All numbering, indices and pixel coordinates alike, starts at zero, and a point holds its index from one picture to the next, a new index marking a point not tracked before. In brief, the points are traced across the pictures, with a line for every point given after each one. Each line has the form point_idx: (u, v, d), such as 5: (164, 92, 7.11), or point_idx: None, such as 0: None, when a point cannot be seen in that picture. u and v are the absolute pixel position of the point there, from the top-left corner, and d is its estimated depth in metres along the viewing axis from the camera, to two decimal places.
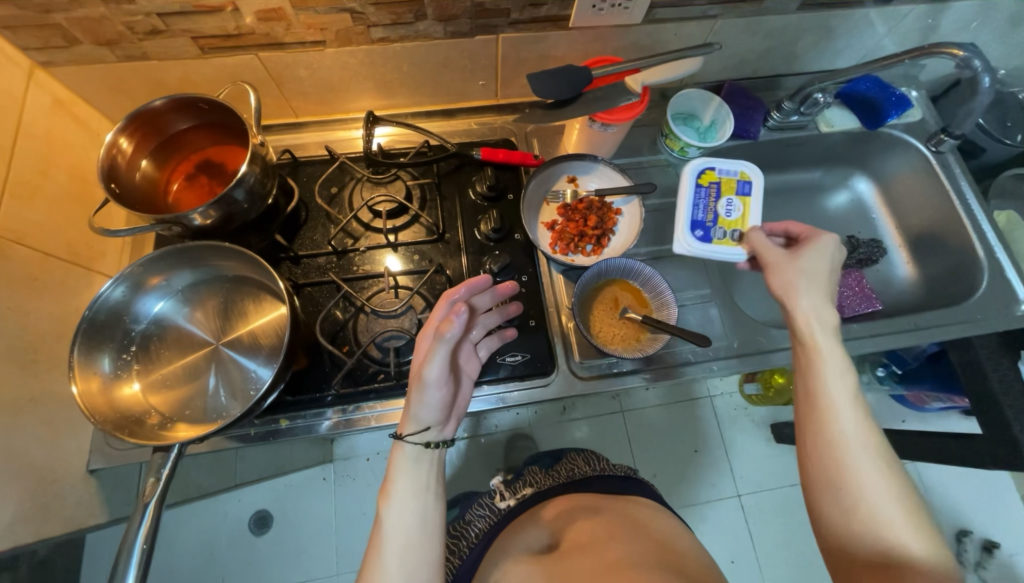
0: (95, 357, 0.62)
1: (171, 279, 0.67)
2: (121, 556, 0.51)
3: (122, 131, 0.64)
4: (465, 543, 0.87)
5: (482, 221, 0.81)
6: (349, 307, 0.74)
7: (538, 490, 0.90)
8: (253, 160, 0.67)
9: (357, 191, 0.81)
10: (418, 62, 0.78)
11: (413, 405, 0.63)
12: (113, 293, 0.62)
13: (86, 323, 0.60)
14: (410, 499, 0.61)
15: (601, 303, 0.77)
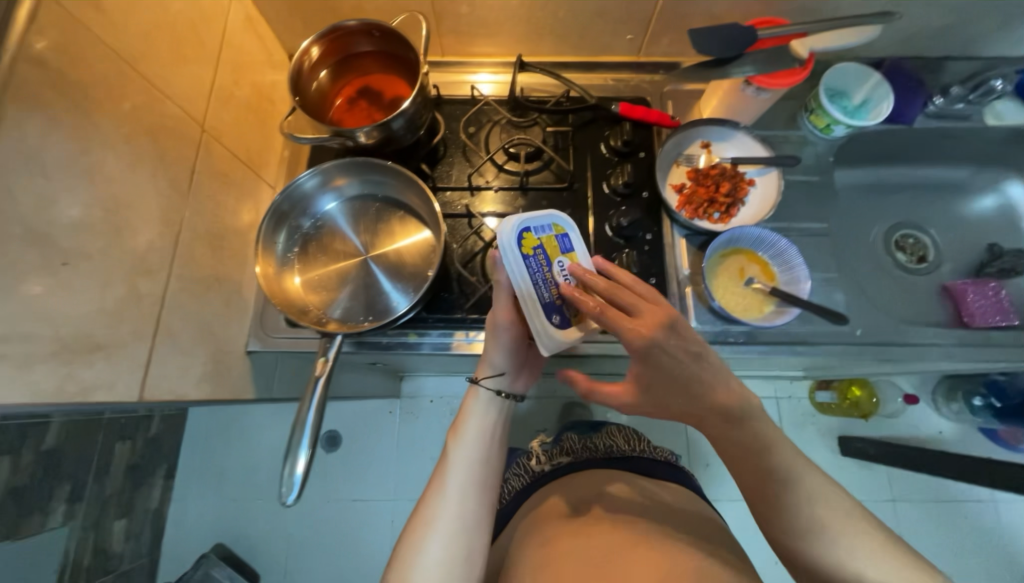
0: (272, 242, 0.71)
1: (342, 188, 0.75)
2: (298, 425, 0.59)
3: (309, 46, 0.70)
4: (503, 496, 0.97)
5: (613, 175, 0.82)
6: (479, 241, 0.79)
7: (573, 460, 0.93)
8: (420, 90, 0.71)
9: (494, 133, 0.85)
10: (574, 9, 0.79)
11: (488, 353, 0.72)
12: (304, 183, 0.72)
13: (275, 208, 0.70)
14: (475, 441, 0.71)
15: (726, 271, 0.77)
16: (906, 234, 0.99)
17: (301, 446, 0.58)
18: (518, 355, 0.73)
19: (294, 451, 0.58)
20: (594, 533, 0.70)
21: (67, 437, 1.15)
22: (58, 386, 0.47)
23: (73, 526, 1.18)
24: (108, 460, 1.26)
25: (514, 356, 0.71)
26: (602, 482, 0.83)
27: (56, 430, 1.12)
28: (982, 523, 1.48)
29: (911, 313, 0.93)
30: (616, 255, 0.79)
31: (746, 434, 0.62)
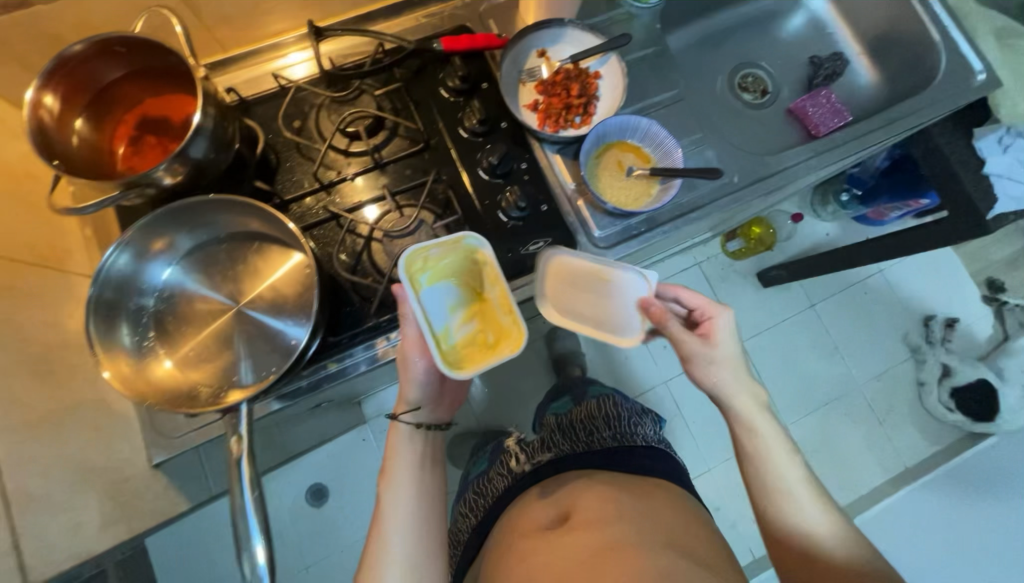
0: (114, 336, 0.59)
1: (173, 244, 0.63)
2: (236, 513, 0.52)
3: (40, 90, 0.55)
4: (486, 497, 1.01)
5: (465, 118, 0.77)
6: (357, 239, 0.71)
7: (554, 460, 0.94)
8: (206, 99, 0.60)
9: (323, 118, 0.75)
10: None
11: (404, 390, 0.72)
12: (116, 262, 0.58)
13: (94, 301, 0.57)
14: (409, 479, 0.72)
15: (606, 170, 0.76)
16: (746, 73, 1.05)
17: (251, 536, 0.51)
18: (432, 393, 0.74)
19: (245, 543, 0.51)
20: (564, 540, 0.72)
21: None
22: None
23: None
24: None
25: (429, 396, 0.73)
26: (574, 492, 0.83)
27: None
28: (879, 292, 1.75)
29: (772, 144, 1.01)
30: (501, 197, 0.75)
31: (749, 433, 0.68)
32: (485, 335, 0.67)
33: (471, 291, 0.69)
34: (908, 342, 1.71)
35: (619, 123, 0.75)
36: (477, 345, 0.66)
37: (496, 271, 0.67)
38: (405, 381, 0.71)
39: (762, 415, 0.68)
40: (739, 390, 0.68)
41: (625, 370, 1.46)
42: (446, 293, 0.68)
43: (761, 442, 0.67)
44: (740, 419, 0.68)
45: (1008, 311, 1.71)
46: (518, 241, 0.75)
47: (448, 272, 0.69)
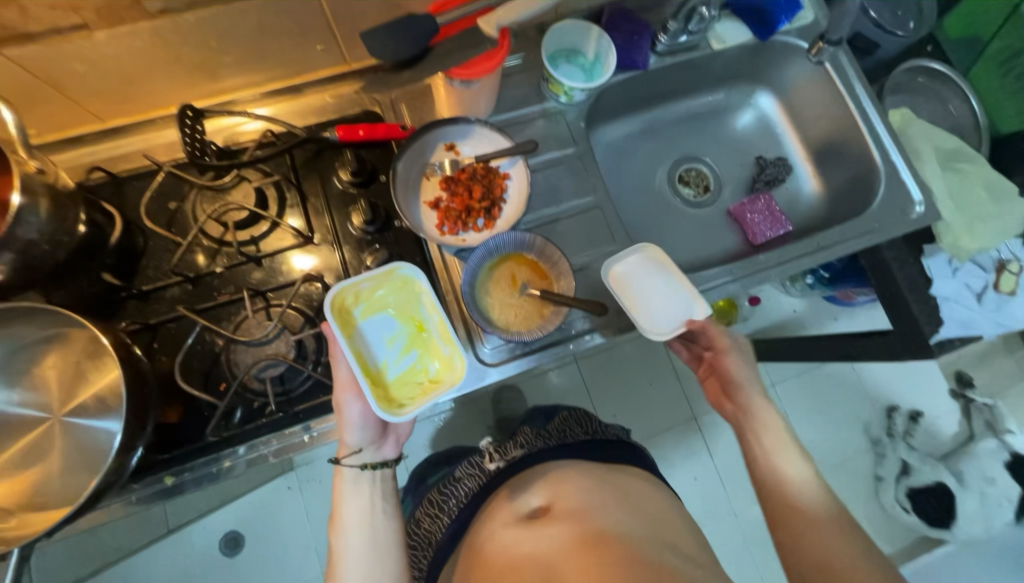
0: None
1: None
2: None
3: None
4: (453, 502, 0.82)
5: (354, 213, 0.72)
6: (216, 338, 0.66)
7: (530, 453, 0.80)
8: (30, 190, 0.55)
9: (199, 203, 0.70)
10: (228, 35, 0.64)
11: (343, 434, 0.66)
12: None
13: None
14: (360, 518, 0.67)
15: (498, 285, 0.71)
16: (688, 167, 1.00)
17: None
18: (378, 429, 0.67)
19: None
20: (544, 533, 0.66)
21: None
22: None
23: None
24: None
25: (375, 432, 0.67)
26: (555, 479, 0.74)
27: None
28: (843, 377, 1.58)
29: (707, 247, 0.94)
30: None
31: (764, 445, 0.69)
32: (426, 367, 0.67)
33: (409, 323, 0.69)
34: (869, 433, 1.53)
35: (515, 241, 0.71)
36: (418, 380, 0.66)
37: (437, 300, 0.66)
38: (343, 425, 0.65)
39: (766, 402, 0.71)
40: (744, 370, 0.72)
41: None
42: (384, 326, 0.68)
43: (778, 454, 0.68)
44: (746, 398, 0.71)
45: (975, 410, 1.55)
46: None
47: (384, 304, 0.68)
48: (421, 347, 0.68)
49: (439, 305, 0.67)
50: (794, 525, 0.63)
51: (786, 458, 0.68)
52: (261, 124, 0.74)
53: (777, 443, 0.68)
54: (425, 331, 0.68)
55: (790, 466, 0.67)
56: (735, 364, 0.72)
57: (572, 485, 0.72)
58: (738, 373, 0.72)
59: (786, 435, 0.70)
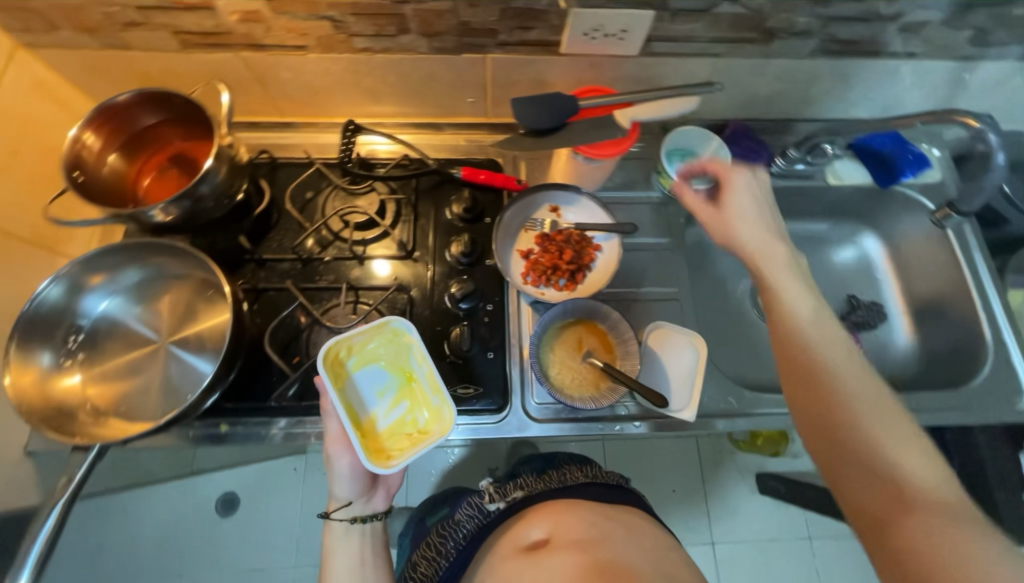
0: (35, 352, 0.62)
1: (119, 277, 0.68)
2: (25, 545, 0.54)
3: (87, 125, 0.64)
4: (452, 544, 0.77)
5: (455, 243, 0.79)
6: (306, 316, 0.74)
7: (532, 494, 0.77)
8: (220, 159, 0.67)
9: (331, 199, 0.81)
10: (404, 75, 0.76)
11: (332, 486, 0.68)
12: (50, 292, 0.63)
13: (24, 320, 0.61)
14: (348, 575, 0.68)
15: (563, 344, 0.73)
16: None
17: (19, 574, 0.53)
18: (365, 481, 0.69)
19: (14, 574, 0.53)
20: (544, 564, 0.64)
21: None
22: None
23: None
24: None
25: (360, 485, 0.68)
26: (557, 513, 0.72)
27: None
28: None
29: (772, 372, 0.91)
30: (453, 328, 0.75)
31: (855, 410, 0.53)
32: (416, 418, 0.67)
33: (400, 374, 0.69)
34: None
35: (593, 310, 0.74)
36: (407, 431, 0.65)
37: (425, 355, 0.66)
38: (338, 481, 0.67)
39: (840, 350, 0.58)
40: (795, 300, 0.62)
41: None
42: (375, 378, 0.68)
43: (874, 413, 0.53)
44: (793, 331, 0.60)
45: None
46: (450, 379, 0.73)
47: (376, 356, 0.68)
48: (411, 398, 0.68)
49: (430, 356, 0.67)
50: (913, 566, 0.44)
51: (893, 459, 0.50)
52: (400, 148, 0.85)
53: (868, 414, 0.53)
54: (415, 382, 0.68)
55: (889, 433, 0.52)
56: (802, 316, 0.60)
57: (568, 519, 0.70)
58: (817, 330, 0.59)
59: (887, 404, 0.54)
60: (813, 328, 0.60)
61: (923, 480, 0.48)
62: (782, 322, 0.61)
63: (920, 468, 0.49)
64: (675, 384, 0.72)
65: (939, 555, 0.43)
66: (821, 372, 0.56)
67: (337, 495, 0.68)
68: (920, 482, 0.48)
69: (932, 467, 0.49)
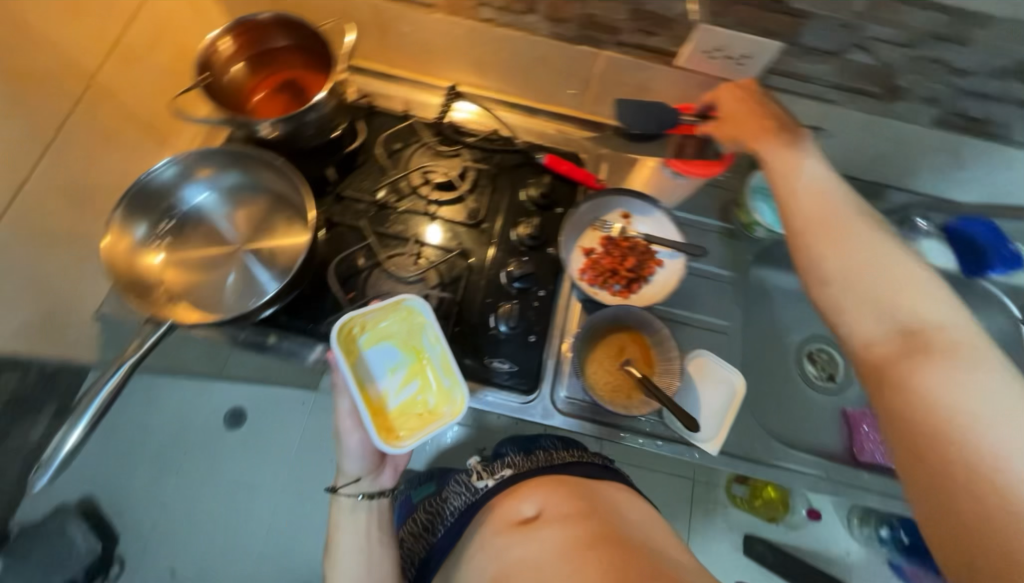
0: (133, 222, 0.68)
1: (219, 177, 0.72)
2: (85, 400, 0.59)
3: (227, 33, 0.69)
4: (441, 522, 0.78)
5: (523, 224, 0.80)
6: (370, 257, 0.77)
7: (520, 472, 0.76)
8: (331, 93, 0.70)
9: (417, 155, 0.83)
10: (516, 53, 0.77)
11: (342, 460, 0.71)
12: (163, 173, 0.68)
13: (135, 191, 0.67)
14: (354, 546, 0.71)
15: (605, 347, 0.74)
16: (820, 346, 0.95)
17: (81, 416, 0.58)
18: (373, 455, 0.71)
19: (75, 418, 0.58)
20: (535, 537, 0.65)
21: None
22: None
23: None
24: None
25: (369, 458, 0.70)
26: (546, 490, 0.72)
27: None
28: None
29: (799, 433, 0.87)
30: (501, 303, 0.76)
31: (850, 291, 0.56)
32: (426, 399, 0.67)
33: (412, 354, 0.69)
34: None
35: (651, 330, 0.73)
36: (418, 411, 0.66)
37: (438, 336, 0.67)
38: (350, 457, 0.69)
39: (857, 233, 0.59)
40: (809, 189, 0.63)
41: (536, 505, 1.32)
42: (386, 356, 0.69)
43: (881, 282, 0.54)
44: (804, 219, 0.62)
45: None
46: (487, 351, 0.74)
47: (388, 334, 0.69)
48: (424, 378, 0.68)
49: (443, 337, 0.67)
50: (913, 415, 0.47)
51: (893, 317, 0.53)
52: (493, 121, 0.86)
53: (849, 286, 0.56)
54: (426, 362, 0.68)
55: (914, 292, 0.54)
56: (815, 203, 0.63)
57: (555, 494, 0.71)
58: (816, 206, 0.62)
59: (904, 267, 0.55)
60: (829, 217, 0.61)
61: (936, 328, 0.50)
62: (796, 212, 0.62)
63: (935, 314, 0.51)
64: (706, 413, 0.72)
65: (941, 404, 0.46)
66: (827, 252, 0.59)
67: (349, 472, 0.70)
68: (931, 341, 0.49)
69: (937, 306, 0.52)
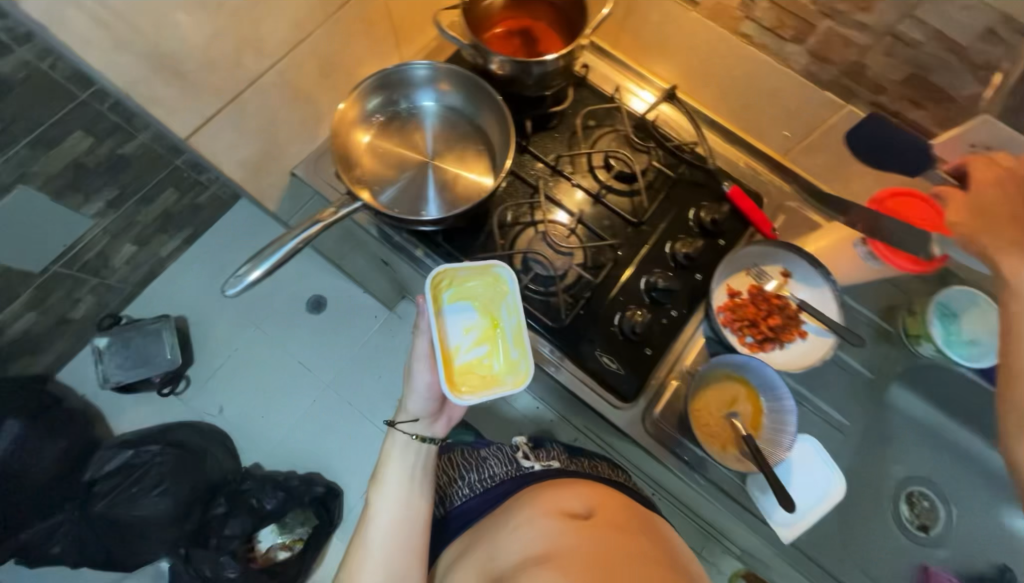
0: (366, 96, 0.75)
1: (447, 95, 0.77)
2: (273, 245, 0.62)
3: None
4: (475, 478, 0.84)
5: (681, 242, 0.79)
6: (529, 214, 0.79)
7: (568, 469, 0.80)
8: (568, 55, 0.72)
9: (607, 138, 0.82)
10: (750, 77, 0.75)
11: (407, 400, 0.75)
12: (417, 71, 0.75)
13: (386, 74, 0.73)
14: (396, 481, 0.74)
15: (718, 392, 0.72)
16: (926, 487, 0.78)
17: (264, 261, 0.61)
18: (438, 401, 0.75)
19: (259, 260, 0.61)
20: (588, 535, 0.67)
21: (24, 80, 1.06)
22: (130, 81, 0.50)
23: (100, 224, 1.38)
24: (57, 137, 1.17)
25: (433, 403, 0.74)
26: (598, 495, 0.75)
27: (16, 64, 1.03)
28: None
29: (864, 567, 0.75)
30: (633, 307, 0.76)
31: None
32: (492, 363, 0.68)
33: (489, 319, 0.71)
34: None
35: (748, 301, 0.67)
36: (482, 373, 0.68)
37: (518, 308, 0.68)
38: (416, 399, 0.73)
39: None
40: None
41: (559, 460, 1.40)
42: (466, 314, 0.70)
43: None
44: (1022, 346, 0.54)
45: None
46: (601, 343, 0.75)
47: (472, 295, 0.70)
48: (494, 343, 0.70)
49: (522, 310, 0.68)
50: None
51: None
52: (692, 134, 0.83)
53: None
54: (501, 329, 0.69)
55: None
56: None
57: (606, 505, 0.73)
58: None
59: None
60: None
61: None
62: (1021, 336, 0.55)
63: None
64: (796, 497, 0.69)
65: None
66: None
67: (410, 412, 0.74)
68: None
69: None
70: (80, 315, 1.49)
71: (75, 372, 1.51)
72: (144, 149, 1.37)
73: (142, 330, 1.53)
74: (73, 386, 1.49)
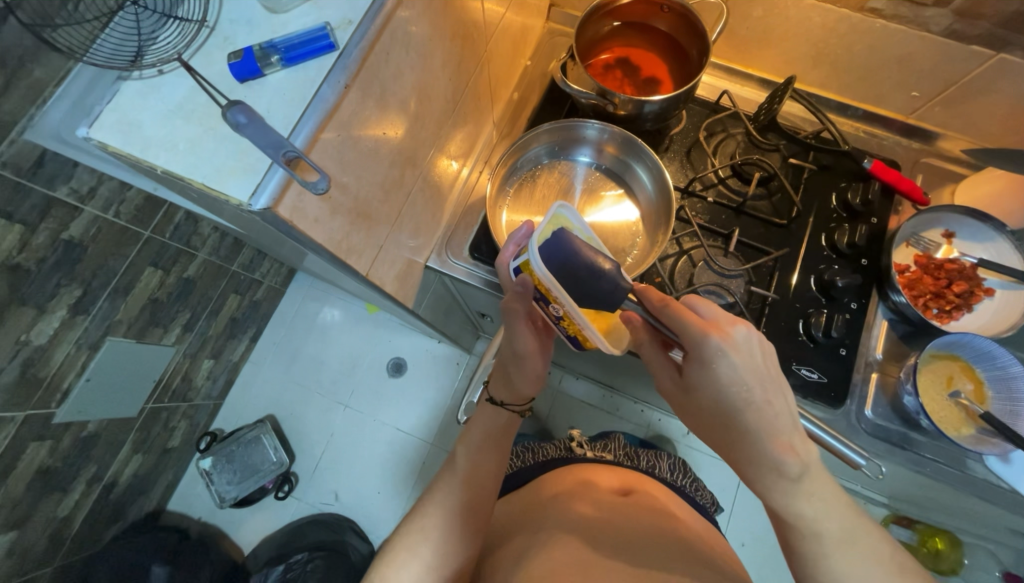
0: (508, 167, 0.74)
1: (606, 154, 0.76)
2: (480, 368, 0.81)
3: None
4: (536, 454, 0.92)
5: (837, 231, 0.76)
6: (676, 246, 0.76)
7: (615, 460, 0.88)
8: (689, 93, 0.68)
9: (728, 146, 0.80)
10: (875, 48, 0.72)
11: (515, 379, 0.67)
12: (589, 130, 0.73)
13: (547, 128, 0.73)
14: (485, 442, 0.69)
15: (933, 374, 0.69)
16: None
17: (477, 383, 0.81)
18: (541, 373, 0.69)
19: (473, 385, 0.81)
20: (632, 510, 0.71)
21: (97, 236, 0.87)
22: (337, 240, 0.48)
23: (178, 351, 1.18)
24: (132, 282, 0.97)
25: (540, 376, 0.68)
26: (634, 477, 0.82)
27: (86, 221, 0.85)
28: None
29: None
30: (820, 313, 0.72)
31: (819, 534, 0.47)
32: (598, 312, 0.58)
33: None
34: None
35: (590, 276, 0.51)
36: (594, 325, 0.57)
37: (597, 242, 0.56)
38: (525, 379, 0.66)
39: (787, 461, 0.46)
40: (766, 412, 0.47)
41: (676, 435, 1.30)
42: None
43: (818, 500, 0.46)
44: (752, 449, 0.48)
45: None
46: (796, 356, 0.72)
47: None
48: None
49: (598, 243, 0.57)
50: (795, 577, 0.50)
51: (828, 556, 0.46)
52: (805, 124, 0.83)
53: (849, 556, 0.46)
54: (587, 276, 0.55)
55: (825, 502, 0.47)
56: (751, 416, 0.47)
57: (651, 496, 0.76)
58: (773, 428, 0.47)
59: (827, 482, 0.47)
60: (762, 451, 0.47)
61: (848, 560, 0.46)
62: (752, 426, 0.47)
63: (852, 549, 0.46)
64: None
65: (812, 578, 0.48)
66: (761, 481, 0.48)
67: (524, 394, 0.68)
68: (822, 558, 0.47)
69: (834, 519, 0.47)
70: (178, 442, 1.30)
71: (186, 497, 1.34)
72: (206, 266, 1.16)
73: (239, 441, 1.35)
74: (186, 513, 1.33)
